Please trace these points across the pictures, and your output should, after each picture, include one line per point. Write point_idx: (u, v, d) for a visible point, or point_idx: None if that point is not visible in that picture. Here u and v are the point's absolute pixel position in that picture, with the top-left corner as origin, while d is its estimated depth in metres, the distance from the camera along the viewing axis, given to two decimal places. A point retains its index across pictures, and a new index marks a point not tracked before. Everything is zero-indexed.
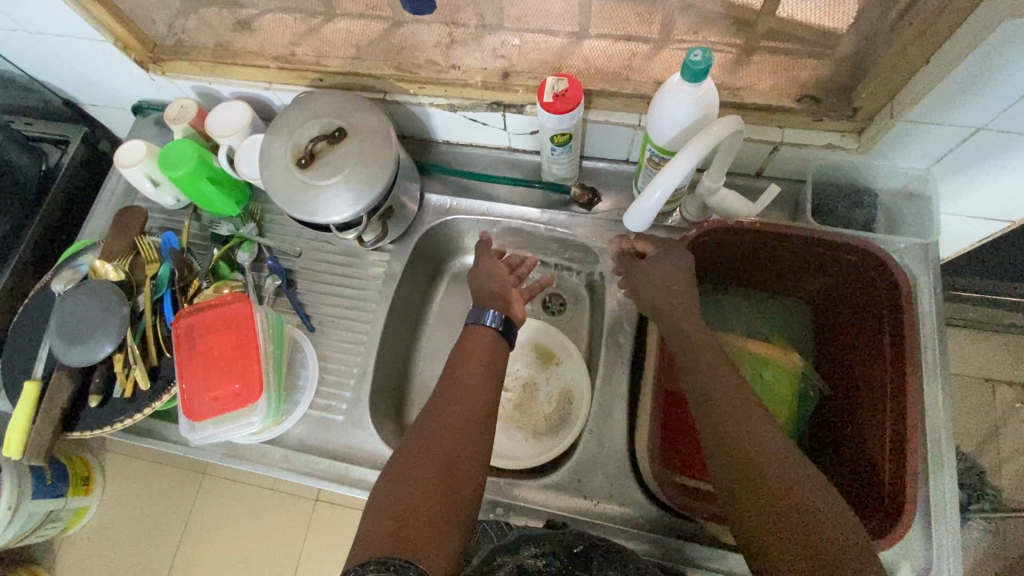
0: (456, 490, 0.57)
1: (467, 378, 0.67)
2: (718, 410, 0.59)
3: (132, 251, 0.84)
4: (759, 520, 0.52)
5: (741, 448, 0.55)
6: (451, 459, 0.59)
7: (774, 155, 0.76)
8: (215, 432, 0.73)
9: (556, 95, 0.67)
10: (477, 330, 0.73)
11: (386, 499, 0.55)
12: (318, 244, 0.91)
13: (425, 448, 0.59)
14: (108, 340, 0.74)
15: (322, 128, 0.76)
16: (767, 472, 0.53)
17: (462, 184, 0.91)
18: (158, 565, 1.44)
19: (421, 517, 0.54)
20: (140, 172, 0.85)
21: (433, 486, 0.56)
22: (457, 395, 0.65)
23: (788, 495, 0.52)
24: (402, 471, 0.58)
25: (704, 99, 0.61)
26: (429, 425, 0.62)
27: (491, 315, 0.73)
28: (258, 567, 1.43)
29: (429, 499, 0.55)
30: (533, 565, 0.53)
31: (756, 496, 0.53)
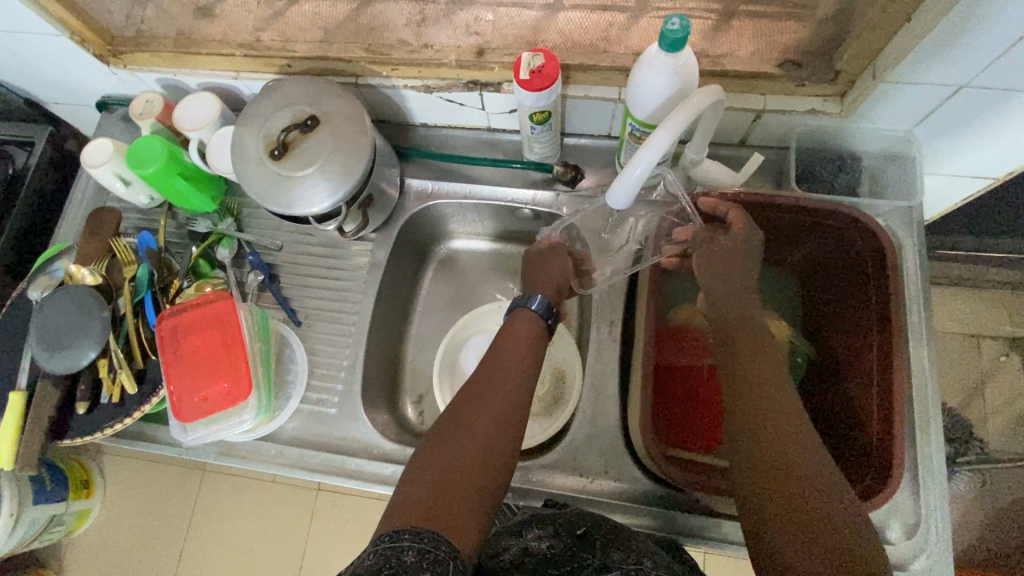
0: (495, 469, 0.55)
1: (511, 358, 0.65)
2: (741, 382, 0.59)
3: (107, 253, 0.82)
4: (764, 496, 0.52)
5: (750, 426, 0.55)
6: (490, 440, 0.57)
7: (757, 123, 0.75)
8: (207, 433, 0.72)
9: (532, 71, 0.65)
10: (524, 314, 0.72)
11: (419, 473, 0.54)
12: (299, 236, 0.89)
13: (464, 427, 0.58)
14: (90, 346, 0.73)
15: (294, 117, 0.74)
16: (776, 450, 0.53)
17: (443, 167, 0.89)
18: (167, 560, 1.46)
19: (458, 494, 0.52)
20: (110, 171, 0.82)
21: (471, 465, 0.54)
22: (500, 373, 0.63)
23: (806, 472, 0.51)
24: (441, 446, 0.56)
25: (685, 69, 0.60)
26: (471, 402, 0.60)
27: (538, 300, 0.72)
28: (265, 558, 1.44)
29: (468, 476, 0.53)
30: (536, 547, 0.55)
31: (768, 470, 0.52)
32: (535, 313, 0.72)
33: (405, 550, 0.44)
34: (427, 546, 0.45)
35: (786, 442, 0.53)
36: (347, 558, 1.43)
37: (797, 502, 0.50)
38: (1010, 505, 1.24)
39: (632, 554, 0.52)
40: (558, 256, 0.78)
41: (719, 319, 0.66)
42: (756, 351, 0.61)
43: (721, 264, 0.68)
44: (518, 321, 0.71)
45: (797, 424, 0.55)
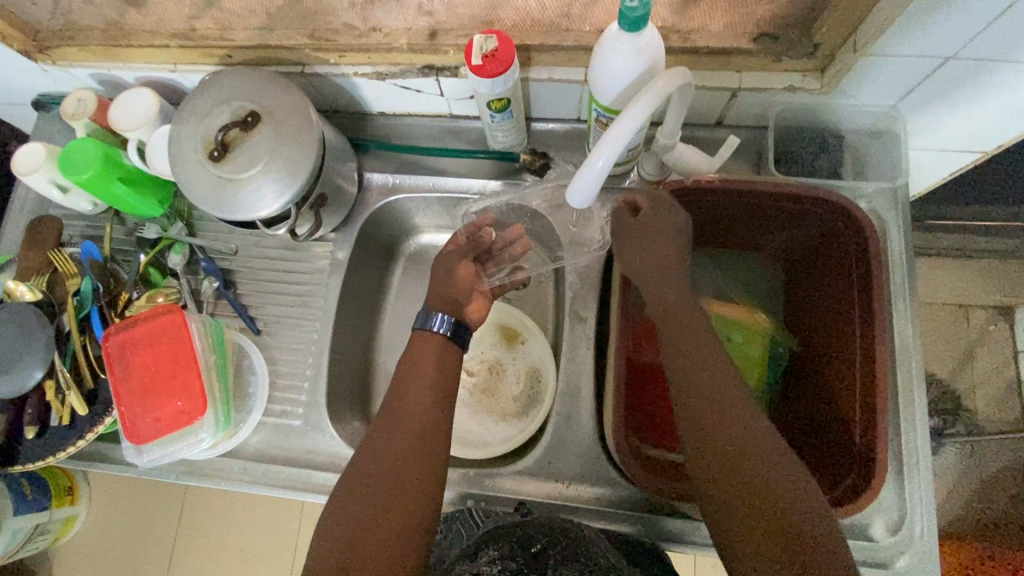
0: (411, 505, 0.56)
1: (418, 385, 0.63)
2: (689, 380, 0.55)
3: (48, 266, 0.77)
4: (724, 499, 0.50)
5: (702, 426, 0.52)
6: (403, 479, 0.57)
7: (733, 102, 0.70)
8: (164, 454, 0.69)
9: (486, 55, 0.60)
10: (426, 337, 0.67)
11: (336, 522, 0.55)
12: (254, 239, 0.84)
13: (376, 465, 0.58)
14: (36, 365, 0.69)
15: (232, 113, 0.68)
16: (732, 449, 0.51)
17: (404, 159, 0.84)
18: (156, 564, 1.45)
19: (371, 541, 0.53)
20: (44, 178, 0.76)
21: (386, 511, 0.55)
22: (407, 403, 0.62)
23: (754, 459, 0.50)
24: (357, 489, 0.56)
25: (648, 50, 0.54)
26: (381, 439, 0.59)
27: (438, 319, 0.68)
28: (256, 557, 1.43)
29: (381, 522, 0.54)
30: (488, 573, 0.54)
31: (731, 472, 0.50)
32: (434, 333, 0.67)
33: None
34: None
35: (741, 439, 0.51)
36: None
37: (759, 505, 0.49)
38: (999, 474, 1.24)
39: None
40: (460, 263, 0.73)
41: (655, 308, 0.61)
42: (703, 338, 0.57)
43: (659, 238, 0.63)
44: (417, 343, 0.67)
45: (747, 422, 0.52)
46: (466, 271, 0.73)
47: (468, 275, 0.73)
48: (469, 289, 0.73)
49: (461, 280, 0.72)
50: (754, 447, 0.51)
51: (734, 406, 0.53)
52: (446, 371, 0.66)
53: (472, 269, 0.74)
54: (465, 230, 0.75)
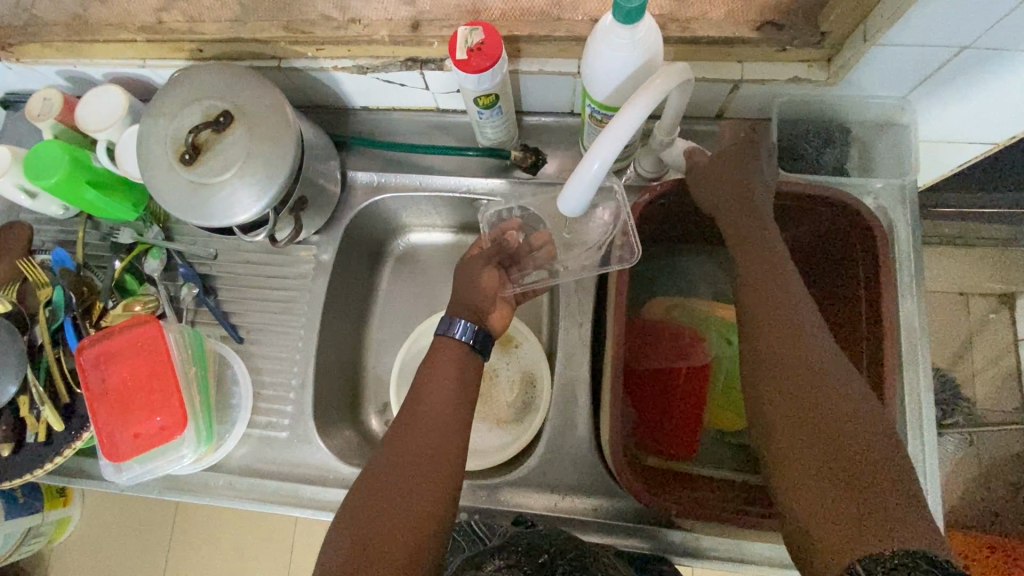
0: (421, 516, 0.55)
1: (436, 391, 0.64)
2: (760, 327, 0.53)
3: (18, 276, 0.74)
4: (794, 445, 0.47)
5: (773, 369, 0.50)
6: (414, 501, 0.55)
7: (734, 95, 0.67)
8: (144, 470, 0.67)
9: (470, 49, 0.56)
10: (447, 343, 0.68)
11: (346, 527, 0.54)
12: (235, 242, 0.80)
13: (391, 469, 0.58)
14: (9, 380, 0.66)
15: (204, 113, 0.64)
16: (808, 392, 0.48)
17: (389, 157, 0.80)
18: (159, 550, 1.52)
19: (382, 548, 0.52)
20: (11, 183, 0.72)
21: (399, 528, 0.53)
22: (427, 406, 0.63)
23: (830, 408, 0.47)
24: (371, 495, 0.56)
25: (645, 44, 0.51)
26: (404, 441, 0.60)
27: (460, 326, 0.69)
28: (254, 544, 1.50)
29: (391, 530, 0.53)
30: None
31: (800, 416, 0.48)
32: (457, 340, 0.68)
33: None
34: None
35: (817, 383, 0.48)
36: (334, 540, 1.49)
37: (830, 446, 0.45)
38: (996, 463, 1.23)
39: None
40: (482, 270, 0.73)
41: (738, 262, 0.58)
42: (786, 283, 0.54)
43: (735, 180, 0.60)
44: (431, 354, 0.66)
45: (829, 369, 0.49)
46: (488, 279, 0.73)
47: (492, 282, 0.73)
48: (491, 296, 0.73)
49: (482, 288, 0.72)
50: (831, 391, 0.48)
51: (812, 351, 0.50)
52: (451, 384, 0.65)
53: (496, 278, 0.73)
54: (490, 234, 0.75)
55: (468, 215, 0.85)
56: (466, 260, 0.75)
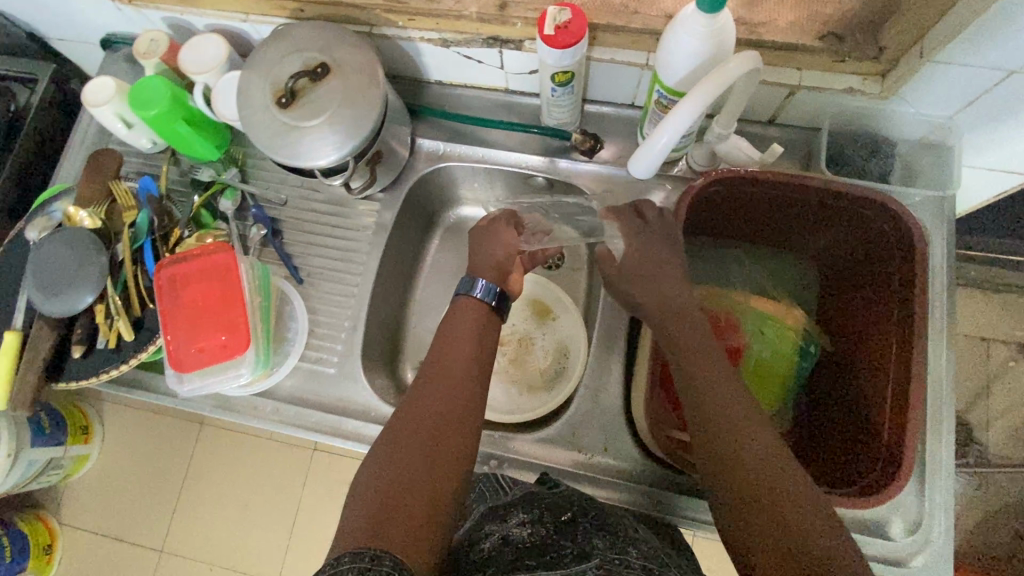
0: (442, 482, 0.57)
1: (459, 359, 0.66)
2: (705, 378, 0.59)
3: (108, 197, 0.80)
4: (745, 509, 0.51)
5: (721, 417, 0.56)
6: (438, 466, 0.58)
7: (789, 101, 0.72)
8: (203, 384, 0.72)
9: (558, 26, 0.61)
10: (467, 302, 0.71)
11: (363, 490, 0.56)
12: (304, 191, 0.86)
13: (411, 439, 0.59)
14: (87, 291, 0.72)
15: (303, 63, 0.70)
16: (745, 460, 0.53)
17: (455, 128, 0.85)
18: (167, 498, 1.58)
19: (403, 506, 0.54)
20: (111, 112, 0.79)
21: (420, 490, 0.56)
22: (447, 375, 0.65)
23: (772, 473, 0.52)
24: (393, 457, 0.58)
25: (721, 34, 0.56)
26: (423, 411, 0.62)
27: (482, 286, 0.71)
28: (260, 503, 1.56)
29: (411, 493, 0.55)
30: (518, 534, 0.58)
31: (739, 475, 0.53)
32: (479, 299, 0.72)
33: None
34: (367, 565, 0.46)
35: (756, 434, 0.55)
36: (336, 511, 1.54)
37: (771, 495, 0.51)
38: (1000, 508, 1.24)
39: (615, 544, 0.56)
40: (504, 233, 0.76)
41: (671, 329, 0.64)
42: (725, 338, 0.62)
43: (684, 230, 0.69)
44: (480, 310, 0.70)
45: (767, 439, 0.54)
46: (510, 240, 0.77)
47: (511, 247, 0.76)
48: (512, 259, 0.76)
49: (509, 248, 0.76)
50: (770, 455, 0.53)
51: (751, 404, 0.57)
52: (486, 341, 0.69)
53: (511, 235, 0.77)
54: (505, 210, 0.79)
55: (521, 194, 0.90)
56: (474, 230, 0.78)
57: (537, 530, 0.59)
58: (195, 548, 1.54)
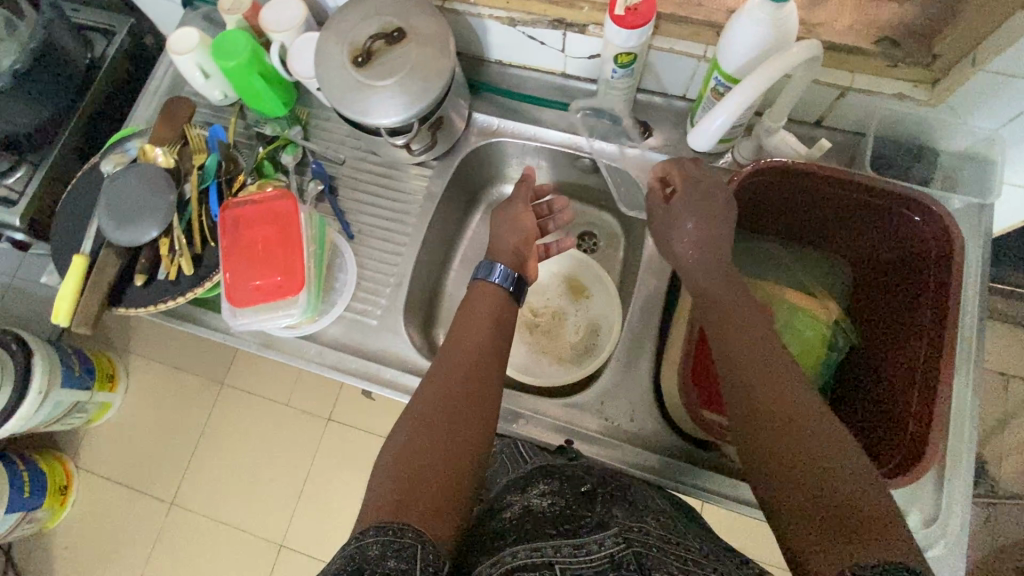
0: (462, 460, 0.57)
1: (476, 340, 0.68)
2: (740, 367, 0.58)
3: (181, 140, 0.84)
4: (790, 477, 0.50)
5: (763, 386, 0.55)
6: (457, 445, 0.58)
7: (839, 102, 0.75)
8: (255, 320, 0.75)
9: (628, 8, 0.64)
10: (484, 287, 0.74)
11: (385, 473, 0.55)
12: (361, 153, 0.91)
13: (427, 419, 0.60)
14: (154, 225, 0.76)
15: (380, 28, 0.75)
16: (788, 433, 0.52)
17: (510, 106, 0.89)
18: (180, 454, 1.61)
19: (425, 483, 0.54)
20: (191, 62, 0.83)
21: (440, 468, 0.55)
22: (463, 356, 0.66)
23: (816, 438, 0.51)
24: (411, 436, 0.58)
25: (784, 24, 0.60)
26: (439, 390, 0.63)
27: (499, 272, 0.74)
28: (270, 467, 1.59)
29: (433, 470, 0.55)
30: (539, 505, 0.60)
31: (778, 448, 0.52)
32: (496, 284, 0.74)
33: (369, 545, 0.46)
34: (392, 537, 0.47)
35: (794, 411, 0.53)
36: (344, 482, 1.57)
37: (814, 469, 0.49)
38: (1008, 543, 1.23)
39: (633, 512, 0.58)
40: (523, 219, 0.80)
41: (708, 308, 0.64)
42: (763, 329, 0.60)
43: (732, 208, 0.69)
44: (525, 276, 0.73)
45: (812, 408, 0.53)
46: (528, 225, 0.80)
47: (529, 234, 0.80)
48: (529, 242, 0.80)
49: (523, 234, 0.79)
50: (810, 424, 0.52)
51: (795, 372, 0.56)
52: (504, 324, 0.72)
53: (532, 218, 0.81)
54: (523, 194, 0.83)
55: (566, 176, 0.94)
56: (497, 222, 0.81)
57: (558, 501, 0.60)
58: (203, 505, 1.57)
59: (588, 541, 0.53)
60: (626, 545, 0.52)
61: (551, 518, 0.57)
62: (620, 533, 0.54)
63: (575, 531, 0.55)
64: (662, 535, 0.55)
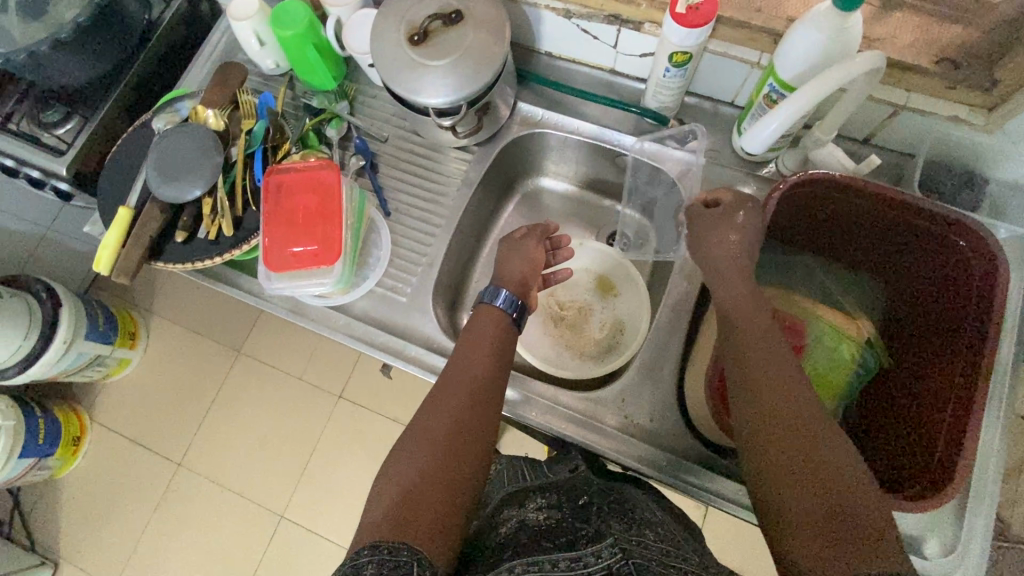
0: (461, 479, 0.57)
1: (484, 357, 0.67)
2: (755, 396, 0.56)
3: (231, 104, 0.85)
4: (793, 492, 0.51)
5: (783, 406, 0.55)
6: (459, 464, 0.58)
7: (892, 120, 0.74)
8: (290, 286, 0.76)
9: (690, 7, 0.65)
10: (485, 311, 0.72)
11: (385, 490, 0.55)
12: (405, 132, 0.92)
13: (428, 437, 0.59)
14: (198, 184, 0.78)
15: (439, 9, 0.76)
16: (794, 446, 0.52)
17: (556, 98, 0.89)
18: (192, 418, 1.63)
19: (425, 503, 0.54)
20: (249, 28, 0.85)
21: (441, 491, 0.55)
22: (470, 371, 0.65)
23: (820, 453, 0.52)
24: (413, 453, 0.58)
25: (847, 36, 0.59)
26: (441, 406, 0.62)
27: (503, 297, 0.73)
28: (277, 440, 1.60)
29: (433, 491, 0.55)
30: (535, 516, 0.63)
31: (781, 466, 0.52)
32: (501, 309, 0.72)
33: (363, 565, 0.46)
34: (387, 556, 0.47)
35: (800, 427, 0.53)
36: (349, 460, 1.58)
37: (817, 482, 0.50)
38: None
39: (630, 526, 0.59)
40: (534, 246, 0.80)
41: (740, 315, 0.63)
42: (784, 364, 0.57)
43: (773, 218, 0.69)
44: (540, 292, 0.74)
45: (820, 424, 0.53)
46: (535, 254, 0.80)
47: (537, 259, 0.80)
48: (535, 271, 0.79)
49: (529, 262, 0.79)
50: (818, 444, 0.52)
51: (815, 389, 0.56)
52: (509, 342, 0.71)
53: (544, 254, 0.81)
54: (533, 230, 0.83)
55: (605, 173, 0.95)
56: (502, 246, 0.81)
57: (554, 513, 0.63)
58: (209, 468, 1.59)
59: (584, 553, 0.52)
60: (622, 556, 0.52)
61: (546, 530, 0.59)
62: (618, 543, 0.54)
63: (572, 543, 0.55)
64: (661, 548, 0.55)
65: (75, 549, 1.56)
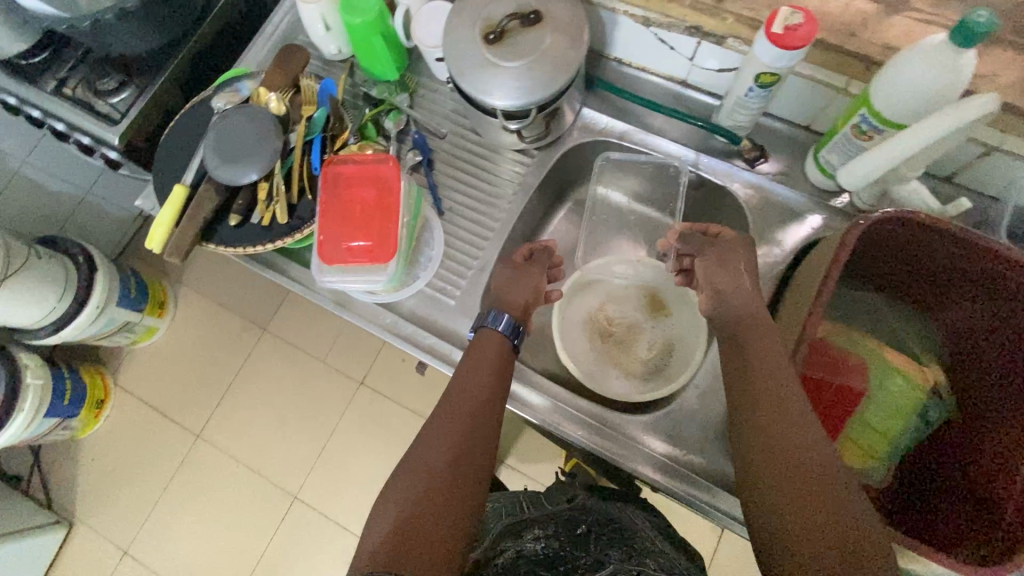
0: (461, 502, 0.56)
1: (484, 374, 0.67)
2: (769, 444, 0.54)
3: (294, 89, 0.84)
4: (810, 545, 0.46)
5: (804, 452, 0.52)
6: (460, 487, 0.57)
7: (983, 160, 0.70)
8: (343, 281, 0.75)
9: (787, 27, 0.61)
10: (488, 334, 0.71)
11: (382, 517, 0.54)
12: (464, 130, 0.90)
13: (427, 459, 0.59)
14: (255, 169, 0.76)
15: (517, 8, 0.73)
16: (811, 494, 0.49)
17: (623, 108, 0.87)
18: (213, 392, 1.64)
19: (426, 530, 0.52)
20: (317, 13, 0.83)
21: (444, 519, 0.53)
22: (465, 392, 0.65)
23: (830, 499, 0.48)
24: (412, 474, 0.57)
25: (959, 73, 0.56)
26: (435, 429, 0.62)
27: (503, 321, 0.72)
28: (296, 422, 1.60)
29: (435, 517, 0.53)
30: (532, 541, 0.67)
31: (796, 516, 0.49)
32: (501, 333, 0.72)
33: None
34: None
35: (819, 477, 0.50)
36: (365, 448, 1.58)
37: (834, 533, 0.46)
38: None
39: (629, 555, 0.63)
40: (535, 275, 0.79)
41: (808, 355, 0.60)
42: (815, 426, 0.54)
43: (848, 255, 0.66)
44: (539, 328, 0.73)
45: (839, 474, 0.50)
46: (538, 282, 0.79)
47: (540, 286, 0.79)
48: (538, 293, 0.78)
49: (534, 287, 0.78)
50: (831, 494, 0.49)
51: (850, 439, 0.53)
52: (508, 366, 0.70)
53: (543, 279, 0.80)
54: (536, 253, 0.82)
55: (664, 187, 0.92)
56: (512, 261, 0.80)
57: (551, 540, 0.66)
58: (226, 444, 1.60)
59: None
60: None
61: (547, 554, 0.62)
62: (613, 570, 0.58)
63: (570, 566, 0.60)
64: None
65: (90, 512, 1.58)
